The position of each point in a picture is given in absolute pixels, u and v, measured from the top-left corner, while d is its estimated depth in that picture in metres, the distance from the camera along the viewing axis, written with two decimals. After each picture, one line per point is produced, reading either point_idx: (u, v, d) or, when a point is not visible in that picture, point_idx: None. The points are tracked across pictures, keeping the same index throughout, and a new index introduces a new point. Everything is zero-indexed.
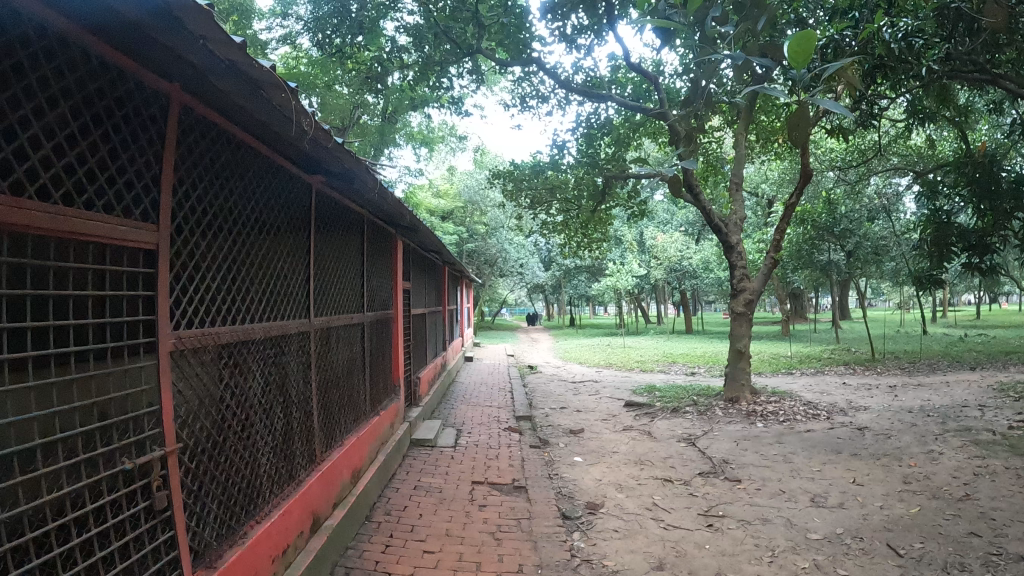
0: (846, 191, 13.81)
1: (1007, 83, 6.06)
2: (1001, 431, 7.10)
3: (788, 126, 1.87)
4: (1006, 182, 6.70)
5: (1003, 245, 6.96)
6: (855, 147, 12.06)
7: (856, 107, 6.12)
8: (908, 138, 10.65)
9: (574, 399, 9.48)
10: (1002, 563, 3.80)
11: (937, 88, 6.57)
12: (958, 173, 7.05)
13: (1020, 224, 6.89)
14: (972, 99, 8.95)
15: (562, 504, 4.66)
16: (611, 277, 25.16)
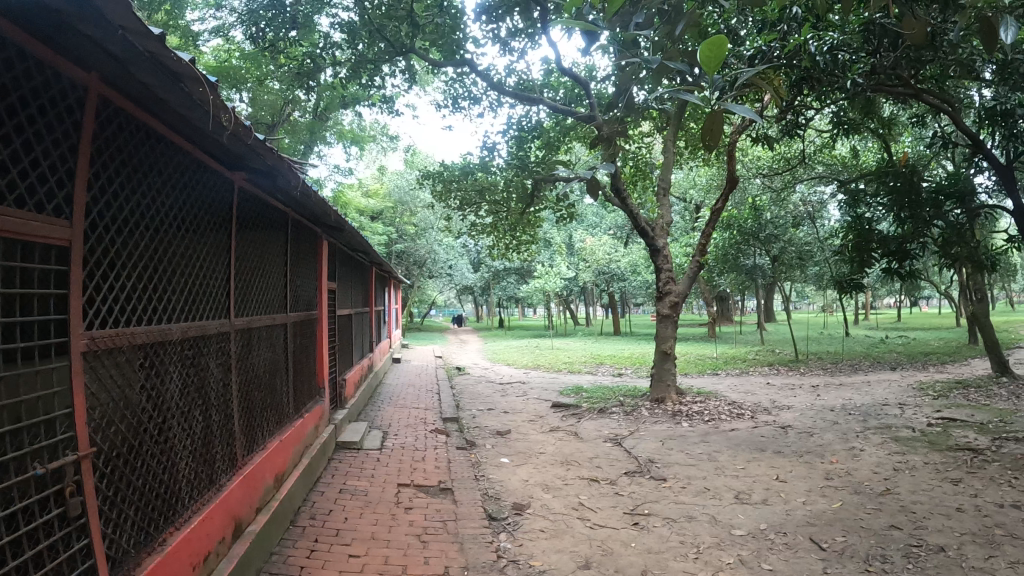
0: (772, 198, 14.15)
1: (927, 97, 6.30)
2: (920, 429, 7.34)
3: (701, 131, 1.86)
4: (926, 192, 6.99)
5: (921, 251, 7.21)
6: (781, 155, 12.36)
7: (783, 115, 6.30)
8: (832, 147, 10.95)
9: (503, 401, 9.48)
10: (922, 554, 3.95)
11: (860, 101, 6.76)
12: (880, 182, 7.26)
13: (940, 231, 7.19)
14: (894, 112, 9.24)
15: (488, 505, 4.66)
16: (540, 279, 25.25)
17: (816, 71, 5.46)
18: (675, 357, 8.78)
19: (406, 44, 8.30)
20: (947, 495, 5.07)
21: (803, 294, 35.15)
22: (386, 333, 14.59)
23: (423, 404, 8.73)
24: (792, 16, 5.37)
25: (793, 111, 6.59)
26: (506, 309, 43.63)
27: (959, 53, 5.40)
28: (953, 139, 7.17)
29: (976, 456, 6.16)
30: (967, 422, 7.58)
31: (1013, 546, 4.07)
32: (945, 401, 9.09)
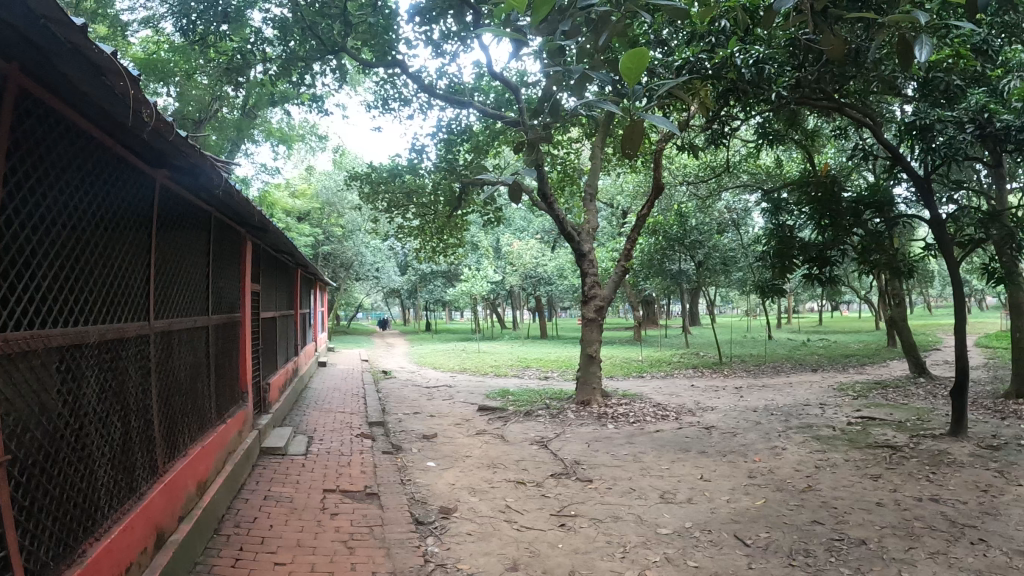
0: (698, 205, 14.46)
1: (849, 110, 6.51)
2: (840, 428, 7.56)
3: (622, 138, 1.95)
4: (846, 202, 7.15)
5: (841, 258, 7.44)
6: (707, 163, 12.63)
7: (710, 124, 6.42)
8: (755, 156, 11.23)
9: (429, 404, 9.46)
10: (845, 547, 4.08)
11: (784, 112, 6.91)
12: (802, 191, 7.43)
13: (859, 239, 7.39)
14: (817, 124, 9.50)
15: (415, 510, 4.64)
16: (465, 283, 25.27)
17: (743, 82, 5.62)
18: (601, 360, 8.88)
19: (338, 43, 8.22)
20: (866, 490, 5.24)
21: (727, 299, 35.89)
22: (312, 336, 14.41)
23: (349, 408, 8.65)
24: (720, 29, 5.53)
25: (719, 120, 6.73)
26: (434, 313, 43.51)
27: (881, 69, 5.61)
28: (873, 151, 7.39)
29: (894, 453, 6.37)
30: (885, 421, 7.83)
31: (929, 538, 4.24)
32: (864, 400, 9.37)
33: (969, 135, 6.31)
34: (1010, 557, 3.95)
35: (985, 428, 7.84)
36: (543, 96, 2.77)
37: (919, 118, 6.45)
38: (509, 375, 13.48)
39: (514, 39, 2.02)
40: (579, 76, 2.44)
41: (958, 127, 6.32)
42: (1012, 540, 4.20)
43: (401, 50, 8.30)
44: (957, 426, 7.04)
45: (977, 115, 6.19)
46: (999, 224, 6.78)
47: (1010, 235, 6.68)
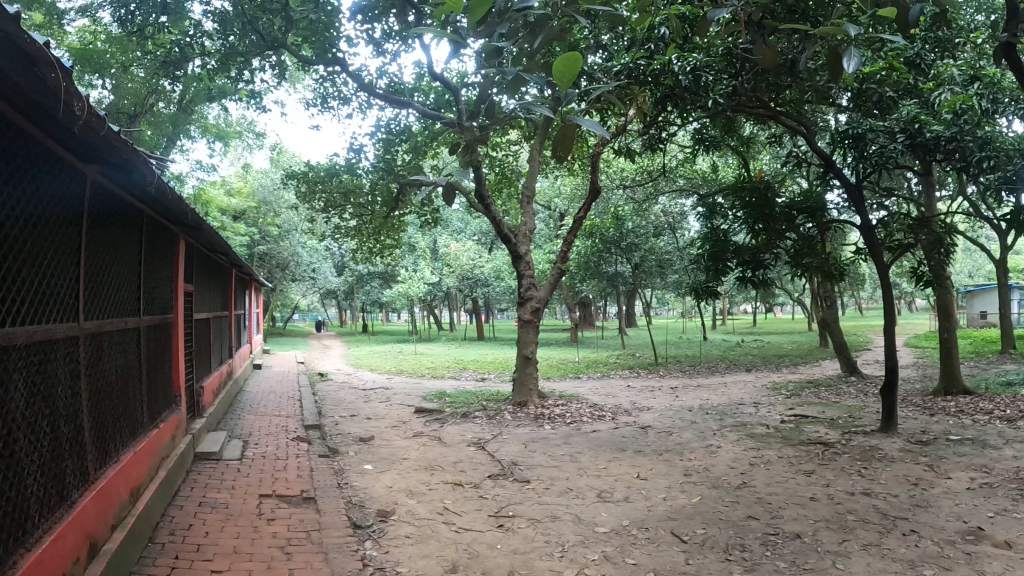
0: (634, 208, 14.65)
1: (784, 118, 6.64)
2: (773, 426, 7.71)
3: (553, 142, 2.00)
4: (780, 207, 7.30)
5: (774, 261, 7.61)
6: (644, 167, 12.79)
7: (647, 127, 6.50)
8: (691, 161, 11.40)
9: (366, 406, 9.41)
10: (779, 541, 4.18)
11: (720, 118, 7.03)
12: (736, 195, 7.56)
13: (792, 242, 7.55)
14: (752, 131, 9.68)
15: (352, 513, 4.61)
16: (403, 285, 25.17)
17: (680, 89, 5.73)
18: (537, 361, 8.93)
19: (279, 39, 8.13)
20: (800, 485, 5.36)
21: (662, 301, 36.33)
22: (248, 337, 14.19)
23: (285, 411, 8.54)
24: (659, 36, 5.60)
25: (657, 125, 6.82)
26: (370, 314, 43.15)
27: (814, 80, 5.72)
28: (806, 157, 7.55)
29: (826, 449, 6.52)
30: (817, 418, 8.02)
31: (861, 530, 4.37)
32: (797, 399, 9.58)
33: (899, 145, 6.46)
34: (940, 547, 4.09)
35: (912, 424, 8.09)
36: (480, 98, 2.82)
37: (852, 127, 6.61)
38: (447, 376, 13.47)
39: (451, 39, 2.01)
40: (514, 79, 2.48)
41: (888, 136, 6.49)
42: (941, 531, 4.36)
43: (341, 48, 8.25)
44: (887, 422, 7.25)
45: (908, 126, 6.33)
46: (928, 231, 6.97)
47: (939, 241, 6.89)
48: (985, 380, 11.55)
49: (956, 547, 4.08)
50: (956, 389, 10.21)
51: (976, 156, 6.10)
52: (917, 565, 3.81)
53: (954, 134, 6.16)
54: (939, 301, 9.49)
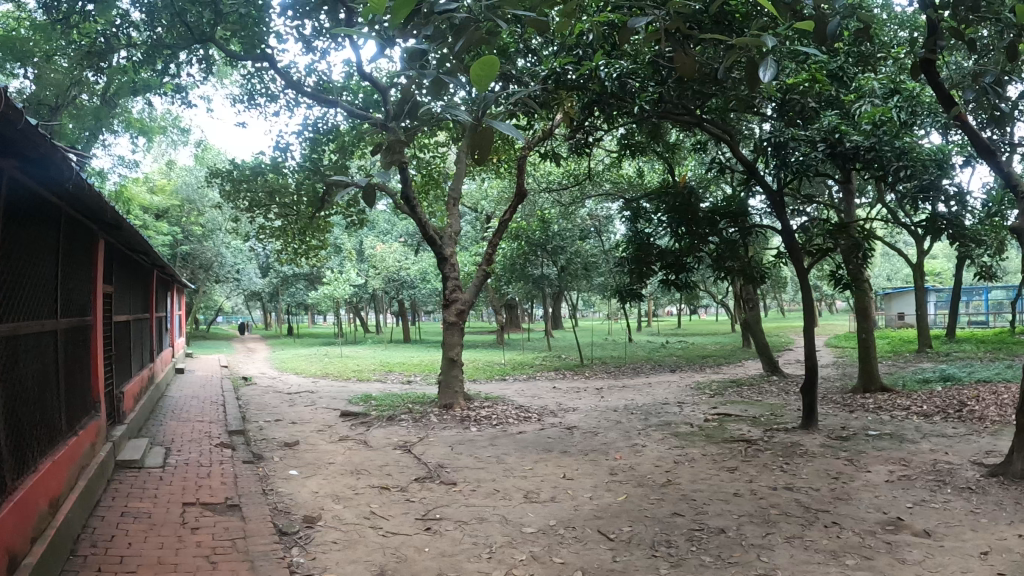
0: (560, 212, 14.82)
1: (709, 125, 6.78)
2: (697, 424, 7.88)
3: (471, 144, 2.08)
4: (703, 212, 7.47)
5: (697, 264, 7.79)
6: (571, 171, 12.97)
7: (574, 132, 6.58)
8: (617, 165, 11.58)
9: (291, 410, 9.29)
10: (704, 536, 4.28)
11: (646, 125, 7.15)
12: (660, 199, 7.70)
13: (714, 246, 7.74)
14: (678, 137, 9.88)
15: (278, 520, 4.56)
16: (328, 286, 24.93)
17: (607, 95, 5.83)
18: (462, 364, 8.95)
19: (207, 32, 7.98)
20: (724, 482, 5.48)
21: (587, 304, 36.72)
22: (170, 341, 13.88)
23: (207, 416, 8.38)
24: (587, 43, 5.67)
25: (583, 130, 6.90)
26: (295, 316, 42.57)
27: (737, 89, 5.85)
28: (730, 164, 7.74)
29: (748, 446, 6.68)
30: (740, 417, 8.21)
31: (784, 523, 4.49)
32: (719, 398, 9.79)
33: (819, 153, 6.62)
34: (861, 537, 4.24)
35: (832, 421, 8.34)
36: (404, 98, 2.83)
37: (775, 135, 6.77)
38: (372, 380, 13.38)
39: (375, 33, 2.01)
40: (435, 79, 2.51)
41: (810, 145, 6.65)
42: (862, 522, 4.52)
43: (270, 44, 8.14)
44: (807, 420, 7.46)
45: (828, 135, 6.52)
46: (846, 236, 7.20)
47: (857, 246, 7.12)
48: (900, 378, 11.97)
49: (875, 538, 4.24)
50: (874, 386, 10.56)
51: (894, 164, 6.40)
52: (839, 556, 3.95)
53: (872, 144, 6.41)
54: (855, 303, 9.81)
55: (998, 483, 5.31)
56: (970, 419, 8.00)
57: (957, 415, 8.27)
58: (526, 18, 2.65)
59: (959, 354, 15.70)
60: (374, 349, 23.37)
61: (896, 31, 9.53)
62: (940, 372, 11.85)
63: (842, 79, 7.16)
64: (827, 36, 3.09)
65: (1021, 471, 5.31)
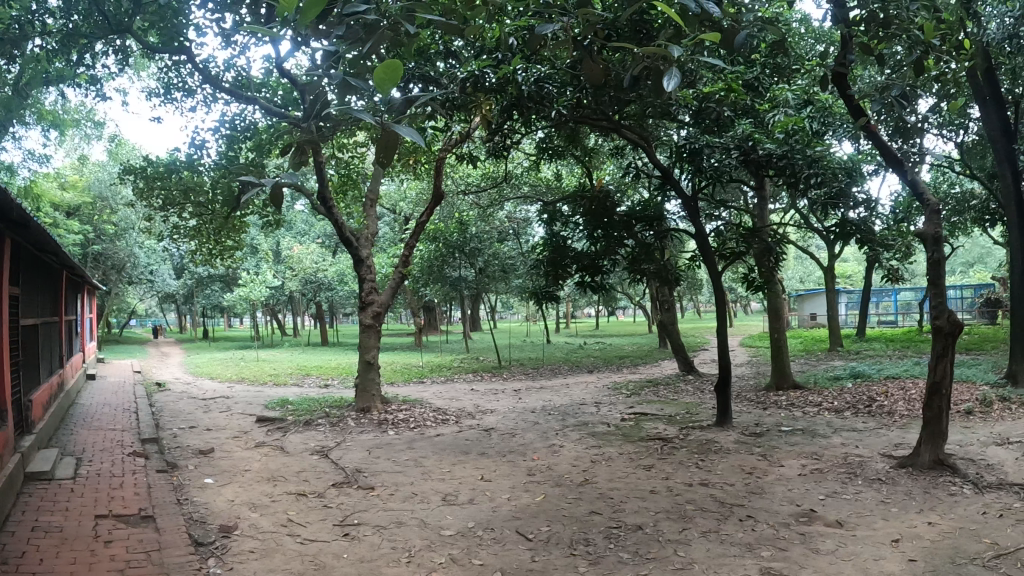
0: (477, 214, 14.93)
1: (627, 131, 6.93)
2: (614, 424, 8.00)
3: (375, 148, 2.06)
4: (618, 215, 7.64)
5: (611, 267, 7.93)
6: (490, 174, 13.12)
7: (491, 136, 6.66)
8: (535, 169, 11.72)
9: (205, 416, 9.10)
10: (621, 534, 4.36)
11: (564, 129, 7.29)
12: (576, 202, 7.81)
13: (628, 249, 7.92)
14: (596, 143, 10.06)
15: (193, 531, 4.46)
16: (243, 288, 24.44)
17: (525, 98, 5.92)
18: (379, 366, 8.89)
19: (124, 23, 7.77)
20: (640, 480, 5.58)
21: (506, 306, 36.91)
22: (80, 346, 13.43)
23: (119, 424, 8.14)
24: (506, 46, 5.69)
25: (503, 133, 6.98)
26: (209, 319, 41.58)
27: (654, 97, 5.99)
28: (646, 169, 7.92)
29: (664, 444, 6.82)
30: (656, 416, 8.35)
31: (699, 518, 4.61)
32: (636, 398, 9.96)
33: (733, 159, 6.78)
34: (775, 529, 4.39)
35: (746, 418, 8.57)
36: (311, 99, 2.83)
37: (689, 142, 6.81)
38: (290, 383, 13.18)
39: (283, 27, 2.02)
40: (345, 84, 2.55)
41: (725, 152, 6.77)
42: (775, 515, 4.66)
43: (189, 37, 7.97)
44: (722, 417, 7.65)
45: (742, 143, 6.69)
46: (758, 239, 7.50)
47: (770, 250, 7.41)
48: (812, 375, 12.36)
49: (788, 529, 4.38)
50: (785, 384, 10.89)
51: (805, 172, 6.65)
52: (754, 548, 4.07)
53: (785, 151, 6.64)
54: (767, 304, 10.09)
55: (906, 474, 5.57)
56: (880, 413, 8.34)
57: (868, 410, 8.60)
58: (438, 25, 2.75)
59: (867, 353, 16.31)
60: (291, 351, 23.00)
61: (810, 46, 9.88)
62: (850, 370, 12.28)
63: (757, 89, 7.36)
64: (735, 47, 3.23)
65: (928, 462, 5.59)
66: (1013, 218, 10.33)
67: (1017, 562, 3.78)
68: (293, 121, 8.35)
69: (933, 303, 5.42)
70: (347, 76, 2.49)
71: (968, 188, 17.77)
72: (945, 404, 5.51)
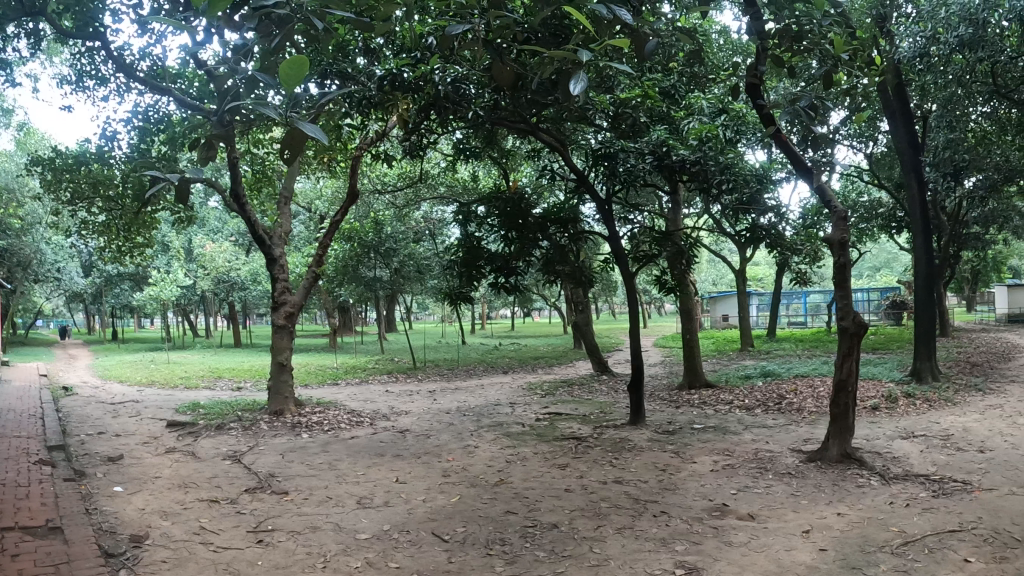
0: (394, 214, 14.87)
1: (544, 134, 7.05)
2: (528, 424, 8.06)
3: (281, 144, 2.04)
4: (532, 216, 7.72)
5: (526, 269, 7.98)
6: (407, 175, 13.10)
7: (409, 135, 6.70)
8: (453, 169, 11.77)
9: (113, 422, 8.83)
10: (537, 532, 4.41)
11: (482, 131, 7.35)
12: (492, 203, 7.87)
13: (542, 252, 8.00)
14: (514, 145, 10.14)
15: (103, 541, 4.30)
16: (152, 287, 23.56)
17: (441, 97, 5.95)
18: (292, 368, 8.76)
19: (35, 7, 7.46)
20: (555, 479, 5.65)
21: (422, 306, 36.79)
22: None
23: (21, 431, 7.81)
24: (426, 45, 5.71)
25: (420, 132, 6.99)
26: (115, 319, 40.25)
27: (571, 101, 6.09)
28: (562, 172, 8.02)
29: (578, 443, 6.91)
30: (571, 416, 8.47)
31: (615, 515, 4.69)
32: (550, 398, 10.07)
33: (647, 164, 6.95)
34: (689, 524, 4.49)
35: (659, 416, 8.74)
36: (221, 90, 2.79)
37: (604, 147, 7.01)
38: (201, 387, 12.85)
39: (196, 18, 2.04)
40: (247, 79, 2.50)
41: (638, 157, 6.96)
42: (688, 510, 4.78)
43: (104, 23, 7.72)
44: (636, 416, 7.78)
45: (657, 148, 6.81)
46: (670, 243, 7.63)
47: (681, 252, 7.54)
48: (722, 374, 12.67)
49: (702, 523, 4.50)
50: (697, 383, 11.13)
51: (717, 178, 6.81)
52: (669, 542, 4.17)
53: (698, 158, 6.78)
54: (680, 306, 10.29)
55: (815, 468, 5.78)
56: (789, 410, 8.61)
57: (777, 407, 8.87)
58: (350, 20, 2.74)
59: (777, 352, 16.81)
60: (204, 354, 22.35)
61: (726, 58, 10.06)
62: (760, 369, 12.62)
63: (673, 96, 7.50)
64: (646, 53, 3.29)
65: (836, 456, 5.81)
66: (917, 226, 10.73)
67: (921, 549, 3.97)
68: (209, 114, 8.17)
69: (840, 305, 5.63)
70: (254, 72, 2.43)
71: (875, 197, 18.42)
72: (851, 401, 5.75)
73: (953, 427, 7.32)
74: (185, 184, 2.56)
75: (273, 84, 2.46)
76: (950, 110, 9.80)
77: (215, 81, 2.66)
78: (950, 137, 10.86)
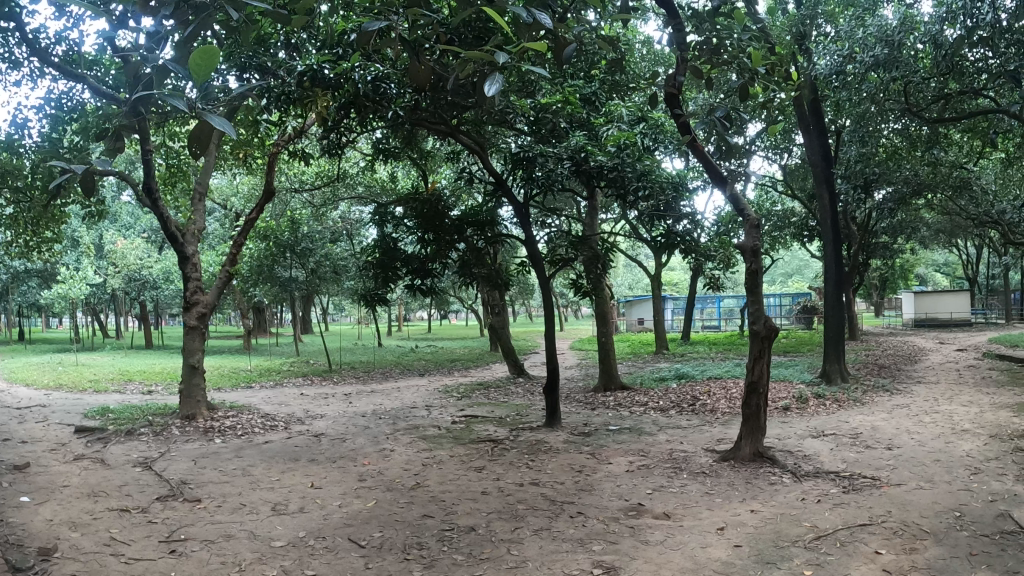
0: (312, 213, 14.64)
1: (463, 136, 7.04)
2: (446, 426, 8.05)
3: (191, 137, 2.02)
4: (450, 219, 7.70)
5: (441, 271, 8.00)
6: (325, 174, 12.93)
7: (327, 134, 6.61)
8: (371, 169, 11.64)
9: (16, 427, 8.46)
10: (455, 536, 4.40)
11: (402, 131, 7.29)
12: (410, 204, 7.81)
13: (458, 254, 7.99)
14: (434, 147, 10.10)
15: (8, 554, 4.10)
16: (60, 285, 22.66)
17: (361, 96, 5.89)
18: (204, 370, 8.54)
19: None
20: (472, 481, 5.65)
21: (338, 307, 36.34)
22: None
23: None
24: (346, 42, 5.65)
25: (339, 131, 6.90)
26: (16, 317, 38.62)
27: (492, 104, 6.10)
28: (480, 175, 8.01)
29: (495, 445, 6.93)
30: (488, 418, 8.48)
31: (532, 517, 4.71)
32: (467, 401, 10.06)
33: (565, 169, 6.99)
34: (606, 524, 4.55)
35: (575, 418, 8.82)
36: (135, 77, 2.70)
37: (524, 151, 7.01)
38: (111, 390, 12.40)
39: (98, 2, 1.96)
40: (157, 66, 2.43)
41: (557, 161, 6.96)
42: (604, 511, 4.83)
43: (19, 3, 7.40)
44: (552, 418, 7.85)
45: (575, 154, 6.87)
46: (586, 248, 7.72)
47: (596, 257, 7.64)
48: (638, 377, 12.86)
49: (618, 523, 4.55)
50: (613, 385, 11.27)
51: (633, 184, 6.92)
52: (587, 543, 4.21)
53: (615, 165, 6.87)
54: (597, 309, 10.40)
55: (728, 467, 5.90)
56: (703, 411, 8.83)
57: (691, 408, 9.05)
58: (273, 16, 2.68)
59: (690, 355, 17.15)
60: (113, 355, 21.57)
61: (647, 67, 10.18)
62: (673, 372, 12.86)
63: (593, 102, 7.61)
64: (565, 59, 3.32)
65: (748, 454, 5.95)
66: (827, 235, 11.08)
67: (833, 543, 4.09)
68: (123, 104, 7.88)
69: (752, 310, 5.74)
70: (167, 62, 2.36)
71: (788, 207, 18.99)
72: (762, 401, 5.90)
73: (861, 425, 7.58)
74: (90, 175, 2.46)
75: (187, 76, 2.40)
76: (862, 125, 10.13)
77: (127, 69, 2.57)
78: (860, 150, 11.24)
